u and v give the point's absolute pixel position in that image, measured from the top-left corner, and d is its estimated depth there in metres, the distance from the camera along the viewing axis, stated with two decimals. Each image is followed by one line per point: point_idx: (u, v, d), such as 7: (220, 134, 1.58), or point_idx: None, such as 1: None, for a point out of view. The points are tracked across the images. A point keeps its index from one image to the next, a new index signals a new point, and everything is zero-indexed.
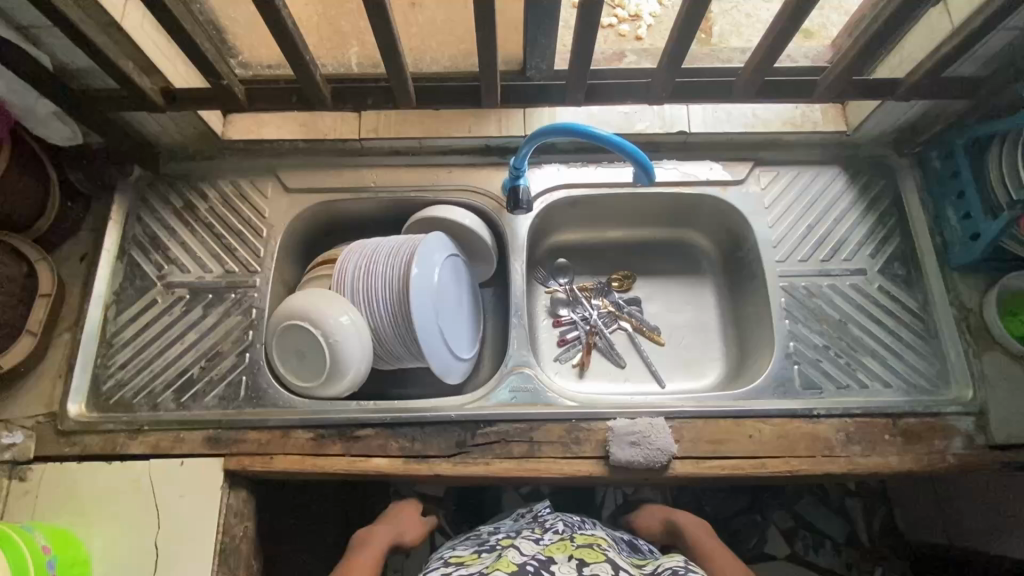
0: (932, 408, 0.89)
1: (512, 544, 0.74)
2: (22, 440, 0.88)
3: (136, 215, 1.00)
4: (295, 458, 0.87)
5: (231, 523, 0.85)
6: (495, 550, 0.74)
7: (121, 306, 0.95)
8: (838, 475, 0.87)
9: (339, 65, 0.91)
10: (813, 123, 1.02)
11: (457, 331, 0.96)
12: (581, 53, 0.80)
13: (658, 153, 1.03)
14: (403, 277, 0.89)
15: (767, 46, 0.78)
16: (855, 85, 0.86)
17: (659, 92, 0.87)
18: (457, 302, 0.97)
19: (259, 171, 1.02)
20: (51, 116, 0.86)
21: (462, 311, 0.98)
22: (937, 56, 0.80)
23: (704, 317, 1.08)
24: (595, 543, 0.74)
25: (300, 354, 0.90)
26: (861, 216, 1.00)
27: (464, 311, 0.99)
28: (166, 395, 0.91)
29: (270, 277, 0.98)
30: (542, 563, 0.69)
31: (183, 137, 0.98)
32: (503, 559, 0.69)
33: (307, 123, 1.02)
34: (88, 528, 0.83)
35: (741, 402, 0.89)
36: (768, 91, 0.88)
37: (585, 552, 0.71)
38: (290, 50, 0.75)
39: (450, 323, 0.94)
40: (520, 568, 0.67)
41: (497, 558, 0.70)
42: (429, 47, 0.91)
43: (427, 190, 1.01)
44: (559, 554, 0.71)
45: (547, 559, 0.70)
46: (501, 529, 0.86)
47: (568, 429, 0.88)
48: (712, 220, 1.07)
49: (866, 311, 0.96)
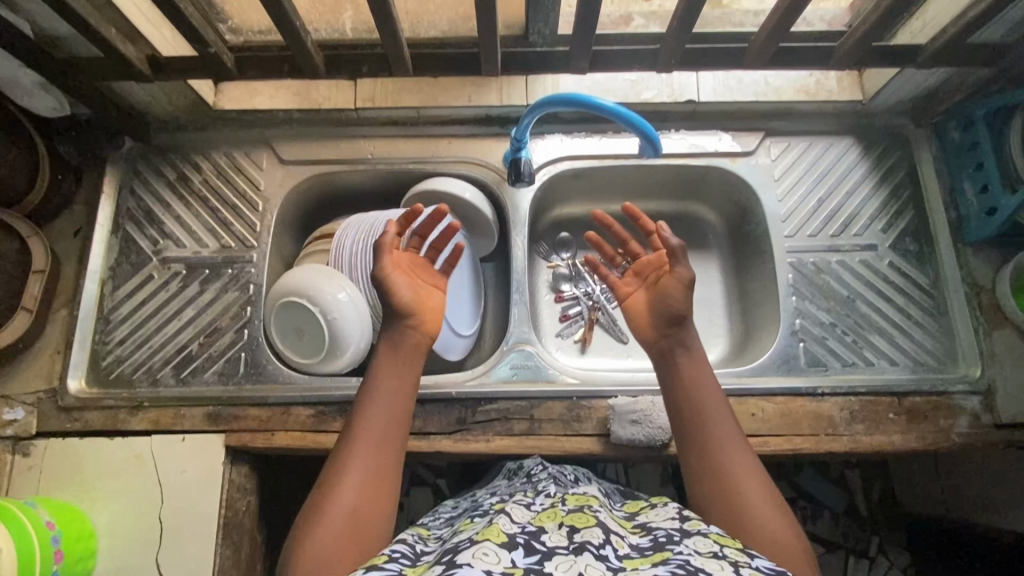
0: (938, 386, 0.88)
1: (501, 511, 0.63)
2: (24, 416, 0.88)
3: (129, 188, 0.97)
4: (296, 435, 0.86)
5: (234, 497, 0.86)
6: (488, 515, 0.66)
7: (118, 281, 0.94)
8: (841, 453, 0.86)
9: (333, 30, 0.87)
10: (828, 92, 0.97)
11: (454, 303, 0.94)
12: (586, 16, 0.75)
13: (664, 123, 0.99)
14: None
15: (784, 10, 0.74)
16: (875, 52, 0.82)
17: (667, 60, 0.83)
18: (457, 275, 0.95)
19: (253, 141, 0.99)
20: (36, 87, 0.84)
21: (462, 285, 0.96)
22: (964, 21, 0.75)
23: (708, 292, 1.06)
24: (586, 505, 0.64)
25: (298, 331, 0.88)
26: (873, 189, 0.97)
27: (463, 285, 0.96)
28: (165, 371, 0.91)
29: (267, 253, 0.96)
30: (533, 534, 0.58)
31: (174, 107, 0.95)
32: (494, 526, 0.58)
33: (302, 92, 0.98)
34: (93, 501, 0.84)
35: (745, 380, 0.89)
36: (783, 58, 0.84)
37: (575, 517, 0.61)
38: (280, 15, 0.72)
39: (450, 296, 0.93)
40: (512, 538, 0.56)
41: (487, 524, 0.60)
42: (427, 11, 0.88)
43: (426, 162, 0.98)
44: (549, 522, 0.61)
45: (537, 529, 0.59)
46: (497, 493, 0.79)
47: (569, 407, 0.87)
48: (721, 193, 1.04)
49: (876, 288, 0.94)
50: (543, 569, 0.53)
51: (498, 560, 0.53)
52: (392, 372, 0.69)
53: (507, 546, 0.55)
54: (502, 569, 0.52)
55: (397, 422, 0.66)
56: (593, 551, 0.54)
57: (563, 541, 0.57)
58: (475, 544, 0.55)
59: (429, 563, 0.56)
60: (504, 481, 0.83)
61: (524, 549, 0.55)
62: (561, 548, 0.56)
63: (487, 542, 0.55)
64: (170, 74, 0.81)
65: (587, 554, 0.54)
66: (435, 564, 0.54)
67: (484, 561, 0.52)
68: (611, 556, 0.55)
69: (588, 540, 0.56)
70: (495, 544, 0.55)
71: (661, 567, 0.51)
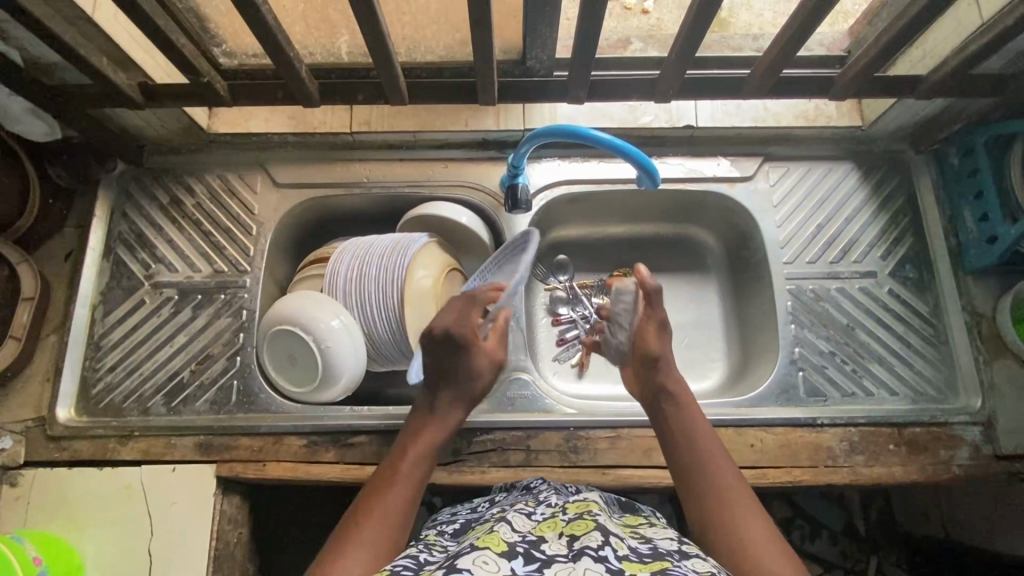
0: (938, 417, 0.87)
1: (502, 518, 0.63)
2: (12, 444, 0.87)
3: (121, 211, 0.96)
4: (287, 465, 0.85)
5: (225, 528, 0.85)
6: (487, 524, 0.64)
7: (109, 306, 0.93)
8: (840, 485, 0.85)
9: (329, 54, 0.85)
10: (827, 118, 0.97)
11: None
12: (584, 44, 0.74)
13: (662, 148, 0.98)
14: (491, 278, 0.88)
15: (785, 42, 0.73)
16: (876, 82, 0.81)
17: (666, 90, 0.83)
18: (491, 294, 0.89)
19: (247, 164, 0.98)
20: (26, 113, 0.83)
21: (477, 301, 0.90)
22: (965, 53, 0.74)
23: (707, 315, 1.05)
24: (585, 511, 0.63)
25: (292, 359, 0.87)
26: (873, 215, 0.97)
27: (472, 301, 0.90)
28: (156, 399, 0.89)
29: (261, 277, 0.95)
30: (533, 543, 0.57)
31: (166, 131, 0.94)
32: (494, 534, 0.58)
33: (297, 115, 0.97)
34: (80, 533, 0.83)
35: (743, 410, 0.88)
36: (783, 87, 0.83)
37: (575, 525, 0.60)
38: (274, 46, 0.71)
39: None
40: (512, 547, 0.56)
41: (486, 533, 0.59)
42: (423, 36, 0.84)
43: (422, 186, 0.97)
44: (550, 532, 0.60)
45: (537, 538, 0.59)
46: (497, 503, 0.76)
47: (566, 437, 0.86)
48: (720, 217, 1.03)
49: (875, 316, 0.93)
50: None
51: (497, 568, 0.52)
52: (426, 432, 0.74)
53: (507, 555, 0.54)
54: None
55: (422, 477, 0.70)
56: (591, 555, 0.53)
57: (562, 549, 0.56)
58: (475, 552, 0.55)
59: (432, 569, 0.56)
60: (501, 495, 0.79)
61: (523, 557, 0.54)
62: (561, 555, 0.55)
63: (488, 551, 0.55)
64: (162, 100, 0.80)
65: (585, 559, 0.53)
66: (437, 570, 0.54)
67: (484, 569, 0.52)
68: (610, 557, 0.54)
69: (586, 547, 0.55)
70: (494, 553, 0.54)
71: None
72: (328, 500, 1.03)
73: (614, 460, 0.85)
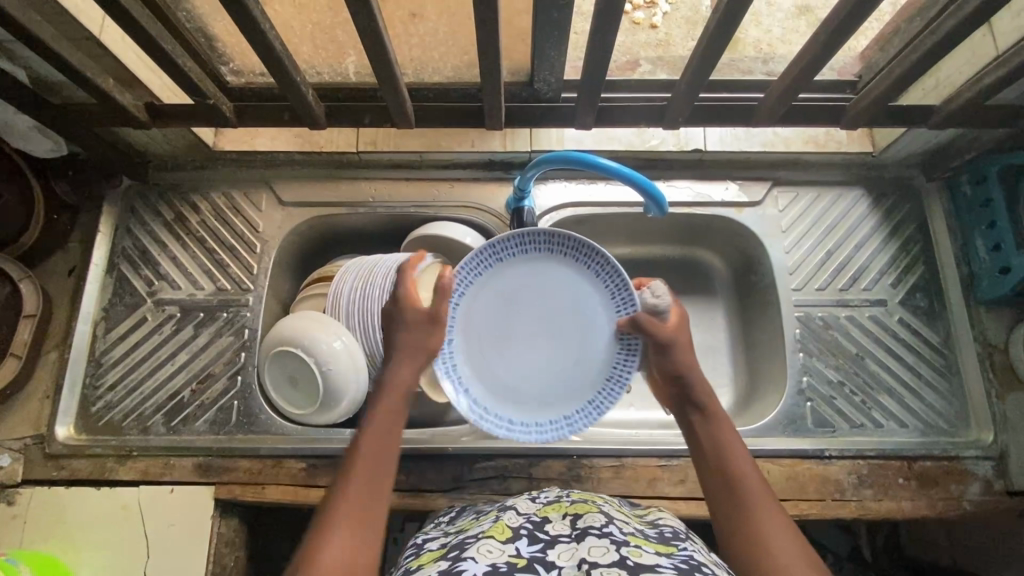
0: (950, 451, 0.86)
1: (505, 506, 0.62)
2: (9, 463, 0.86)
3: (125, 227, 0.96)
4: (287, 489, 0.85)
5: (222, 552, 0.84)
6: (491, 512, 0.63)
7: (111, 323, 0.92)
8: (848, 518, 0.84)
9: (336, 74, 0.84)
10: (837, 143, 0.96)
11: (497, 358, 0.78)
12: (592, 71, 0.73)
13: (670, 171, 0.97)
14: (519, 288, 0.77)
15: (797, 72, 0.73)
16: (888, 111, 0.80)
17: (675, 116, 0.82)
18: (490, 309, 0.77)
19: (252, 182, 0.98)
20: (32, 129, 0.84)
21: (476, 325, 0.77)
22: (980, 85, 0.73)
23: (713, 340, 1.04)
24: (590, 498, 0.62)
25: (292, 380, 0.86)
26: (883, 242, 0.95)
27: (466, 326, 0.77)
28: (156, 418, 0.89)
29: (264, 297, 0.94)
30: (536, 524, 0.56)
31: (172, 148, 0.93)
32: (499, 522, 0.57)
33: (303, 134, 0.97)
34: (76, 554, 0.82)
35: (750, 441, 0.86)
36: (794, 115, 0.82)
37: (578, 507, 0.59)
38: (281, 70, 0.70)
39: (513, 348, 0.78)
40: (516, 532, 0.55)
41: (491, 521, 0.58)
42: (430, 58, 0.83)
43: (427, 207, 0.97)
44: (553, 513, 0.59)
45: (541, 520, 0.57)
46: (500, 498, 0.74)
47: (569, 465, 0.85)
48: (728, 242, 1.01)
49: (886, 345, 0.91)
50: (546, 557, 0.50)
51: (503, 552, 0.51)
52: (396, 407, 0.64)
53: (511, 539, 0.53)
54: (506, 559, 0.50)
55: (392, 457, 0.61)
56: (596, 533, 0.52)
57: (565, 529, 0.55)
58: (480, 540, 0.53)
59: (435, 556, 0.54)
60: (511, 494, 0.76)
61: (527, 538, 0.53)
62: (564, 535, 0.54)
63: (492, 538, 0.53)
64: (168, 120, 0.80)
65: (590, 538, 0.52)
66: (441, 558, 0.52)
67: (489, 555, 0.50)
68: (615, 533, 0.53)
69: (590, 526, 0.54)
70: (498, 540, 0.53)
71: (664, 557, 0.50)
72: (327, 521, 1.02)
73: (617, 489, 0.84)
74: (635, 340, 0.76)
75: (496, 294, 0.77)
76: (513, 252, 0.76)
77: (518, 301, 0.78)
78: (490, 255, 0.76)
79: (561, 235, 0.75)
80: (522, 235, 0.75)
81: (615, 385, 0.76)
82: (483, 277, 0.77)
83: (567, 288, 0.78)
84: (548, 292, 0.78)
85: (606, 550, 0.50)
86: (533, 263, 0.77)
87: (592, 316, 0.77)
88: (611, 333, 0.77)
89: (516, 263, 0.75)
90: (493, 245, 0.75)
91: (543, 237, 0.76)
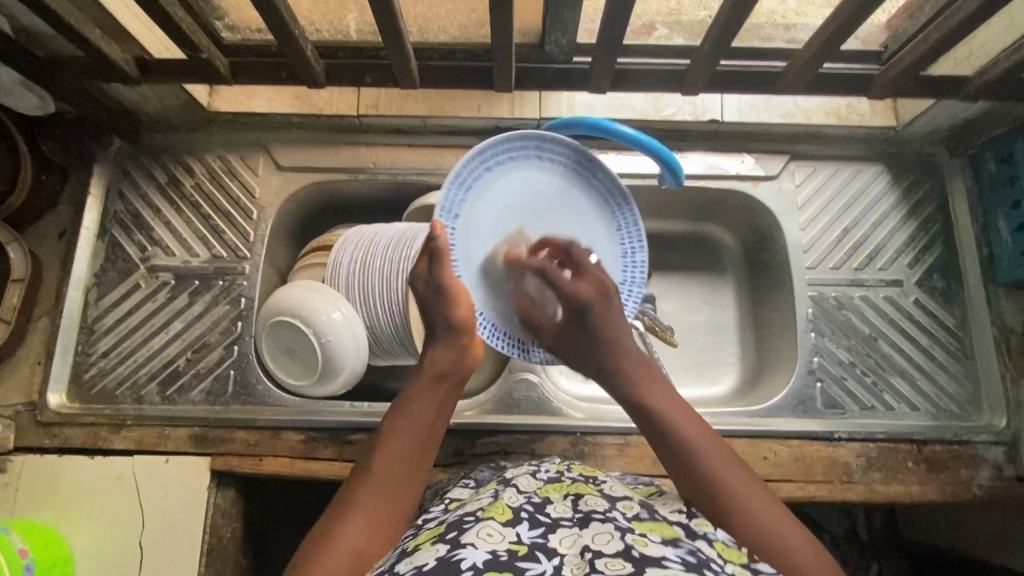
0: (961, 435, 0.84)
1: (504, 482, 0.59)
2: (1, 430, 0.84)
3: (117, 190, 0.92)
4: (285, 461, 0.83)
5: (219, 523, 0.83)
6: (488, 486, 0.61)
7: (103, 289, 0.89)
8: (854, 501, 0.83)
9: (336, 32, 0.80)
10: (860, 116, 0.93)
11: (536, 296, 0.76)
12: (610, 34, 0.70)
13: (683, 142, 0.93)
14: (475, 207, 0.71)
15: (824, 39, 0.69)
16: (917, 81, 0.76)
17: (694, 82, 0.78)
18: (494, 262, 0.72)
19: (249, 145, 0.94)
20: (17, 85, 0.80)
21: (494, 290, 0.73)
22: (1018, 55, 0.70)
23: (721, 317, 1.01)
24: (591, 476, 0.60)
25: (291, 352, 0.84)
26: (902, 220, 0.92)
27: (490, 294, 0.73)
28: (150, 387, 0.86)
29: (261, 264, 0.91)
30: (537, 505, 0.54)
31: (165, 107, 0.89)
32: (498, 502, 0.54)
33: (301, 96, 0.93)
34: (69, 524, 0.81)
35: (758, 421, 0.85)
36: (819, 84, 0.79)
37: (580, 488, 0.57)
38: (278, 23, 0.66)
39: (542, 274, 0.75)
40: (516, 513, 0.52)
41: (491, 500, 0.55)
42: (436, 16, 0.80)
43: (431, 174, 0.93)
44: (555, 493, 0.57)
45: (542, 500, 0.55)
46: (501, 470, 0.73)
47: (573, 442, 0.83)
48: (740, 217, 0.98)
49: (900, 327, 0.89)
50: (547, 544, 0.49)
51: (503, 540, 0.49)
52: (427, 391, 0.66)
53: (512, 522, 0.51)
54: (507, 547, 0.48)
55: (421, 449, 0.63)
56: (600, 519, 0.51)
57: (567, 512, 0.53)
58: (478, 523, 0.51)
59: (432, 538, 0.52)
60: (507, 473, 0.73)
61: (528, 522, 0.51)
62: (566, 520, 0.52)
63: (491, 521, 0.51)
64: (161, 77, 0.77)
65: (595, 524, 0.51)
66: (438, 542, 0.50)
67: (490, 542, 0.48)
68: (619, 518, 0.52)
69: (594, 511, 0.53)
70: (498, 522, 0.51)
71: (671, 548, 0.49)
72: (323, 494, 1.01)
73: (621, 467, 0.82)
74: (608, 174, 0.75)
75: (481, 247, 0.72)
76: (462, 198, 0.69)
77: (502, 236, 0.72)
78: (450, 219, 0.69)
79: (483, 149, 0.68)
80: (458, 177, 0.68)
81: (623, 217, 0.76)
82: (461, 244, 0.70)
83: (520, 186, 0.73)
84: (507, 202, 0.72)
85: (611, 537, 0.48)
86: (483, 189, 0.71)
87: (560, 184, 0.74)
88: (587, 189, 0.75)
89: (458, 196, 0.68)
90: (446, 212, 0.68)
91: (472, 163, 0.69)
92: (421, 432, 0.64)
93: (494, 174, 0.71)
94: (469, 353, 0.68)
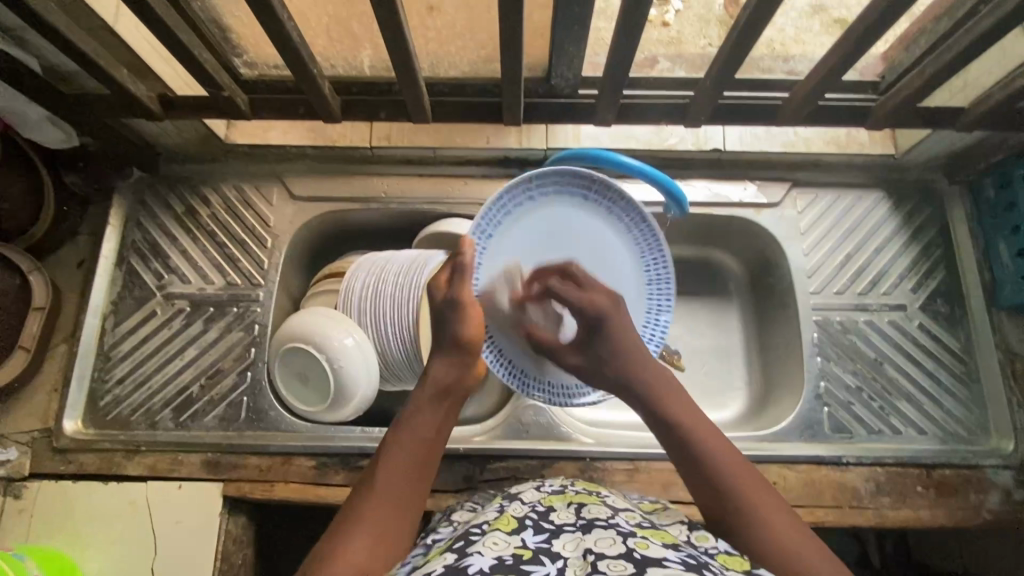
0: (969, 459, 0.84)
1: (511, 496, 0.60)
2: (17, 456, 0.85)
3: (135, 220, 0.95)
4: (297, 486, 0.84)
5: (230, 549, 0.83)
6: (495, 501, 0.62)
7: (120, 316, 0.91)
8: (864, 526, 0.83)
9: (350, 68, 0.82)
10: (859, 145, 0.95)
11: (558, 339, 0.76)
12: (615, 69, 0.72)
13: (687, 170, 0.95)
14: (510, 237, 0.74)
15: (823, 73, 0.71)
16: (914, 111, 0.78)
17: (697, 115, 0.81)
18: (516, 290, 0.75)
19: (263, 175, 0.96)
20: (43, 121, 0.84)
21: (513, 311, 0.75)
22: (1010, 88, 0.72)
23: (727, 342, 1.02)
24: (594, 489, 0.61)
25: (302, 378, 0.85)
26: (904, 245, 0.94)
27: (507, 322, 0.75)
28: (164, 413, 0.88)
29: (275, 291, 0.93)
30: (541, 512, 0.55)
31: (183, 140, 0.92)
32: (504, 513, 0.55)
33: (315, 129, 0.97)
34: (82, 550, 0.81)
35: (765, 445, 0.85)
36: (819, 116, 0.81)
37: (583, 497, 0.58)
38: (298, 62, 0.69)
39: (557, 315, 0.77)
40: (521, 522, 0.53)
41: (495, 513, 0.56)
42: (447, 53, 0.81)
43: (442, 203, 0.95)
44: (559, 501, 0.58)
45: (546, 508, 0.56)
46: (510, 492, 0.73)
47: (581, 468, 0.84)
48: (744, 243, 0.99)
49: (905, 352, 0.90)
50: (551, 548, 0.50)
51: (509, 546, 0.49)
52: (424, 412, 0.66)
53: (517, 530, 0.52)
54: (512, 551, 0.49)
55: (421, 467, 0.63)
56: (602, 524, 0.52)
57: (571, 518, 0.54)
58: (485, 534, 0.52)
59: (440, 551, 0.53)
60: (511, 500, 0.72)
61: (532, 528, 0.52)
62: (569, 525, 0.53)
63: (498, 531, 0.52)
64: (182, 112, 0.80)
65: (597, 528, 0.51)
66: (445, 551, 0.51)
67: (494, 548, 0.49)
68: (621, 524, 0.53)
69: (597, 518, 0.53)
70: (504, 531, 0.52)
71: (672, 550, 0.49)
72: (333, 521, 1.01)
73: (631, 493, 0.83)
74: (647, 226, 0.77)
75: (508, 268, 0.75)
76: (497, 220, 0.73)
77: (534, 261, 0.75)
78: (483, 236, 0.72)
79: (533, 178, 0.72)
80: (500, 201, 0.72)
81: (657, 283, 0.78)
82: (490, 259, 0.74)
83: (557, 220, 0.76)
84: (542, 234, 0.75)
85: (613, 541, 0.49)
86: (524, 216, 0.74)
87: (598, 227, 0.77)
88: (626, 234, 0.77)
89: (494, 218, 0.73)
90: (482, 228, 0.72)
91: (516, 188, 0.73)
92: (420, 451, 0.64)
93: (535, 207, 0.74)
94: (471, 369, 0.70)
